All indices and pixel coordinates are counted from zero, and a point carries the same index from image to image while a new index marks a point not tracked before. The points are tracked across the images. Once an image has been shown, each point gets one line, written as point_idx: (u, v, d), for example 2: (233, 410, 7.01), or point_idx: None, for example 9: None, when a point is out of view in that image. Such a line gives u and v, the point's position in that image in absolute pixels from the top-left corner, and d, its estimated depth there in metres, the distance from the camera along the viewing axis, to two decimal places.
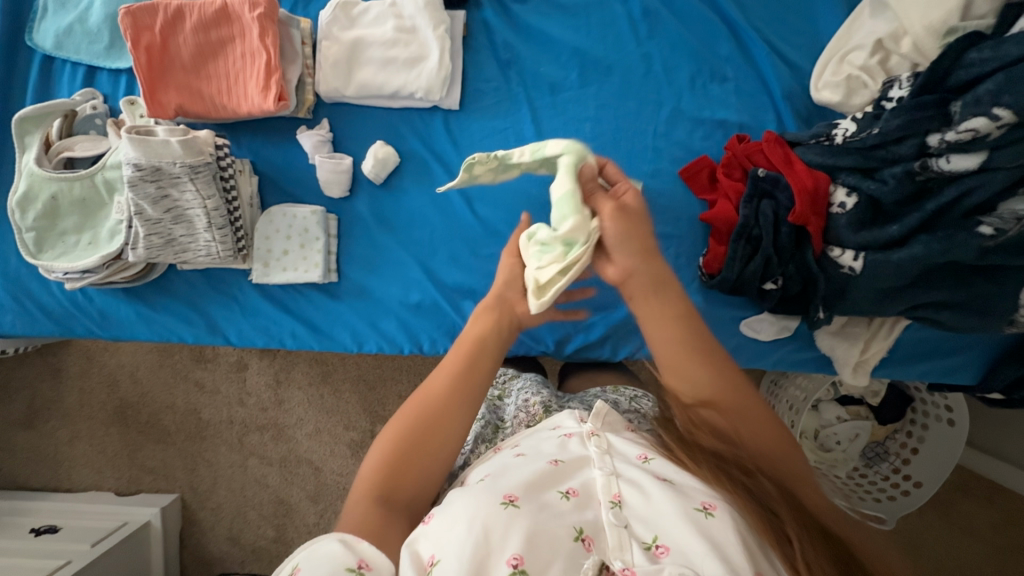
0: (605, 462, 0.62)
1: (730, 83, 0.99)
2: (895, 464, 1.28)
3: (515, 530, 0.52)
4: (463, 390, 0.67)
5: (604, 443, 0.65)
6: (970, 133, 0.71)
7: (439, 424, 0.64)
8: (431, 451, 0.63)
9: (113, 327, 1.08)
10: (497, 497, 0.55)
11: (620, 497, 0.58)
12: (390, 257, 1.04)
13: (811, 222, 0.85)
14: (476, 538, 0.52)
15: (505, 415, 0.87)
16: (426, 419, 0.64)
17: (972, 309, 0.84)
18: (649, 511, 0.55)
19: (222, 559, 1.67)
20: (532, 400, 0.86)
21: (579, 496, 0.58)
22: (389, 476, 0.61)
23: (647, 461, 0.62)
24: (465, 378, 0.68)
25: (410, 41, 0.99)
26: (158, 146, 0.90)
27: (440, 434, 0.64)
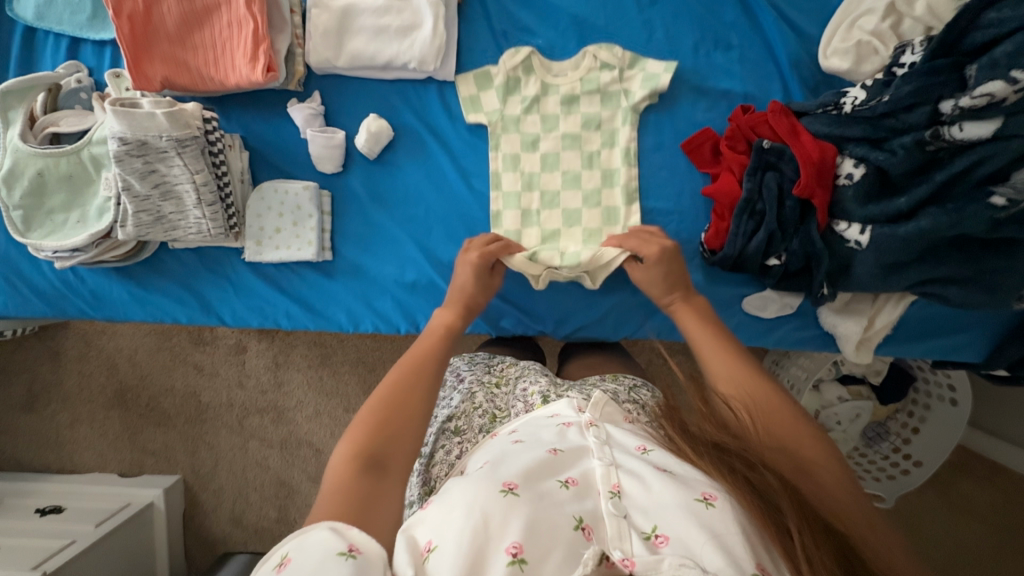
0: (604, 452, 0.61)
1: (735, 51, 0.96)
2: (896, 443, 1.28)
3: (515, 518, 0.51)
4: (426, 364, 0.73)
5: (603, 433, 0.65)
6: (985, 98, 0.68)
7: (411, 390, 0.69)
8: (407, 415, 0.67)
9: (106, 308, 1.07)
10: (496, 485, 0.54)
11: (619, 487, 0.57)
12: (385, 235, 1.02)
13: (817, 195, 0.83)
14: (474, 524, 0.51)
15: (505, 403, 0.86)
16: (398, 390, 0.69)
17: (979, 285, 0.81)
18: (649, 502, 0.54)
19: (224, 539, 1.69)
20: (530, 389, 0.85)
21: (578, 485, 0.57)
22: (373, 440, 0.63)
23: (646, 453, 0.61)
24: (426, 351, 0.76)
25: (403, 8, 0.95)
26: (143, 118, 0.85)
27: (419, 391, 0.70)
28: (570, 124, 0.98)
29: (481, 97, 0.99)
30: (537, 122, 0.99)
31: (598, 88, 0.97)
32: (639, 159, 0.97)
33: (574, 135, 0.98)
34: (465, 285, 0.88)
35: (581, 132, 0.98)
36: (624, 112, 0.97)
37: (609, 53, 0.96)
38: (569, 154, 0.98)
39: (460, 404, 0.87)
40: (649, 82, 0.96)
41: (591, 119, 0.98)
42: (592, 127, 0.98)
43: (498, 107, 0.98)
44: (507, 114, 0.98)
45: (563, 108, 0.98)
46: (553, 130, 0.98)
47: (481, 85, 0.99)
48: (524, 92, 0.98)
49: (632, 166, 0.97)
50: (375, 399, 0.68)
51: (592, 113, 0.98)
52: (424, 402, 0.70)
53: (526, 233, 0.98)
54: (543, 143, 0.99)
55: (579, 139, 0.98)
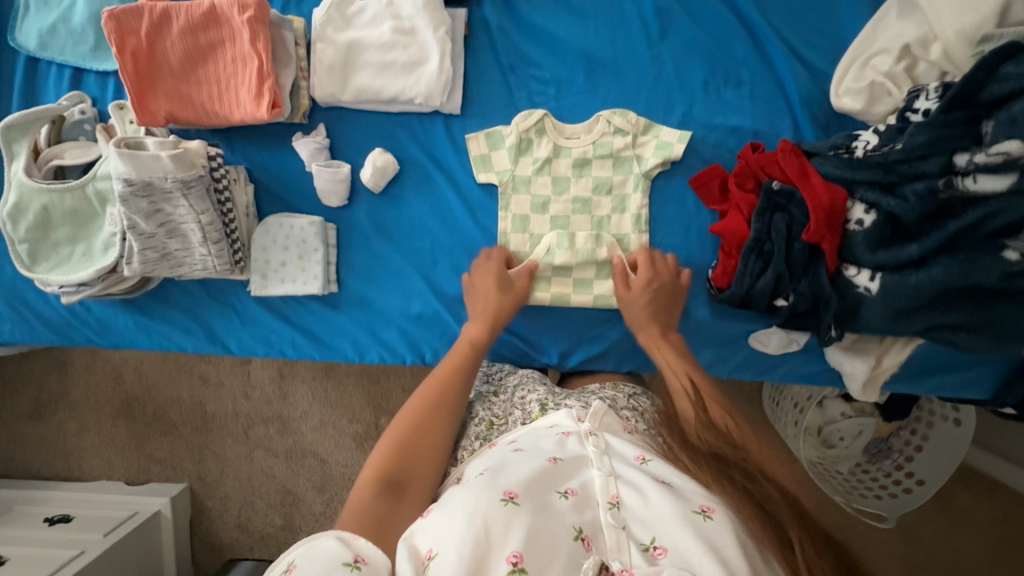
0: (603, 462, 0.62)
1: (745, 87, 0.94)
2: (899, 461, 1.27)
3: (518, 527, 0.52)
4: (443, 393, 0.79)
5: (602, 443, 0.66)
6: (1000, 155, 0.67)
7: (428, 419, 0.75)
8: (424, 442, 0.72)
9: (113, 336, 1.07)
10: (497, 493, 0.55)
11: (618, 498, 0.57)
12: (391, 268, 1.02)
13: (826, 240, 0.82)
14: (476, 533, 0.51)
15: (503, 410, 0.89)
16: (417, 421, 0.74)
17: (990, 332, 0.79)
18: (647, 514, 0.54)
19: (231, 546, 1.71)
20: (529, 397, 0.88)
21: (577, 495, 0.57)
22: (393, 464, 0.68)
23: (645, 463, 0.62)
24: (445, 377, 0.82)
25: (409, 43, 0.93)
26: (148, 160, 0.84)
27: (435, 415, 0.76)
28: (581, 186, 0.97)
29: (492, 155, 0.98)
30: (548, 184, 0.98)
31: (610, 153, 0.96)
32: (648, 196, 0.97)
33: (585, 198, 0.98)
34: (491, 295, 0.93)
35: (591, 196, 0.97)
36: (636, 177, 0.96)
37: (623, 119, 0.95)
38: (580, 212, 0.98)
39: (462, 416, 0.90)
40: (661, 149, 0.95)
41: (602, 181, 0.97)
42: (603, 190, 0.97)
43: (509, 169, 0.97)
44: (518, 176, 0.98)
45: (574, 170, 0.97)
46: (565, 193, 0.98)
47: (492, 144, 0.98)
48: (535, 154, 0.97)
49: (643, 233, 0.97)
50: (396, 427, 0.73)
51: (604, 177, 0.97)
52: (441, 431, 0.75)
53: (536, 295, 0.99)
54: (554, 206, 0.98)
55: (589, 204, 0.98)
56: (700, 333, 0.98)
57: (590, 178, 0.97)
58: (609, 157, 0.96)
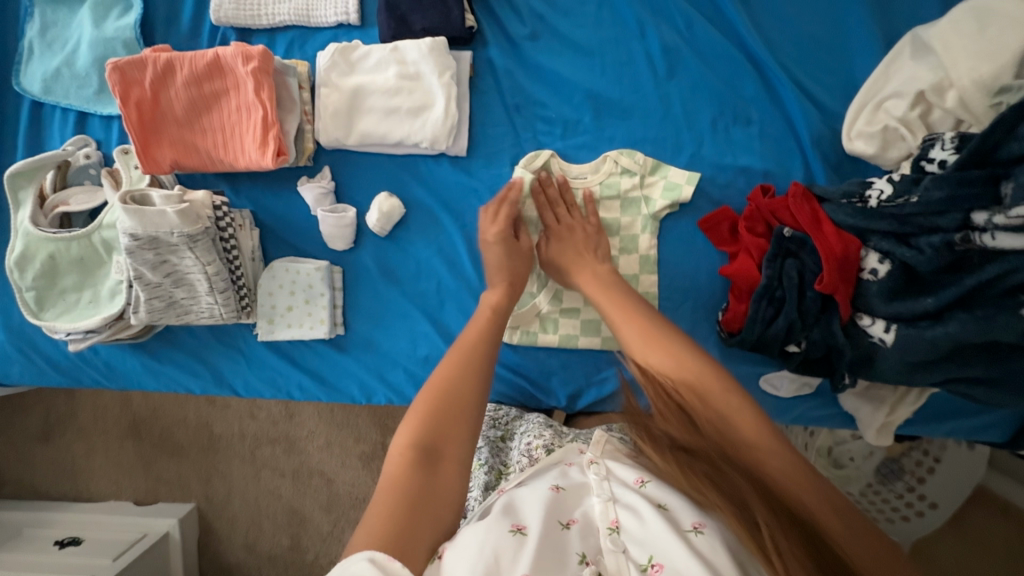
0: (602, 488, 0.60)
1: (755, 127, 0.92)
2: (911, 483, 1.24)
3: (524, 553, 0.52)
4: (481, 345, 0.69)
5: (604, 468, 0.63)
6: (1020, 219, 0.66)
7: (465, 372, 0.65)
8: (464, 398, 0.63)
9: (120, 378, 1.07)
10: (507, 524, 0.56)
11: (618, 523, 0.56)
12: (397, 310, 1.01)
13: (840, 291, 0.81)
14: (486, 561, 0.51)
15: (509, 458, 0.91)
16: (453, 376, 0.64)
17: (1007, 386, 0.78)
18: (645, 535, 0.53)
19: (239, 566, 1.72)
20: (534, 443, 0.88)
21: (579, 525, 0.56)
22: (428, 430, 0.60)
23: (643, 486, 0.59)
24: (483, 330, 0.71)
25: (413, 88, 0.92)
26: (154, 216, 0.84)
27: (475, 359, 0.67)
28: None
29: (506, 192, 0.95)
30: None
31: (618, 194, 0.95)
32: (658, 239, 0.95)
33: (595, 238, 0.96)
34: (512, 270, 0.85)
35: None
36: (645, 220, 0.94)
37: (631, 159, 0.93)
38: None
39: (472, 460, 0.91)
40: (672, 191, 0.93)
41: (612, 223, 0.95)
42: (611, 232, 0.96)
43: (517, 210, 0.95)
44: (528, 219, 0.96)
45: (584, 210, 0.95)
46: None
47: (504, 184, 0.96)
48: None
49: (652, 274, 0.95)
50: (434, 381, 0.64)
51: (612, 219, 0.95)
52: (481, 386, 0.65)
53: (543, 337, 0.99)
54: None
55: None
56: None
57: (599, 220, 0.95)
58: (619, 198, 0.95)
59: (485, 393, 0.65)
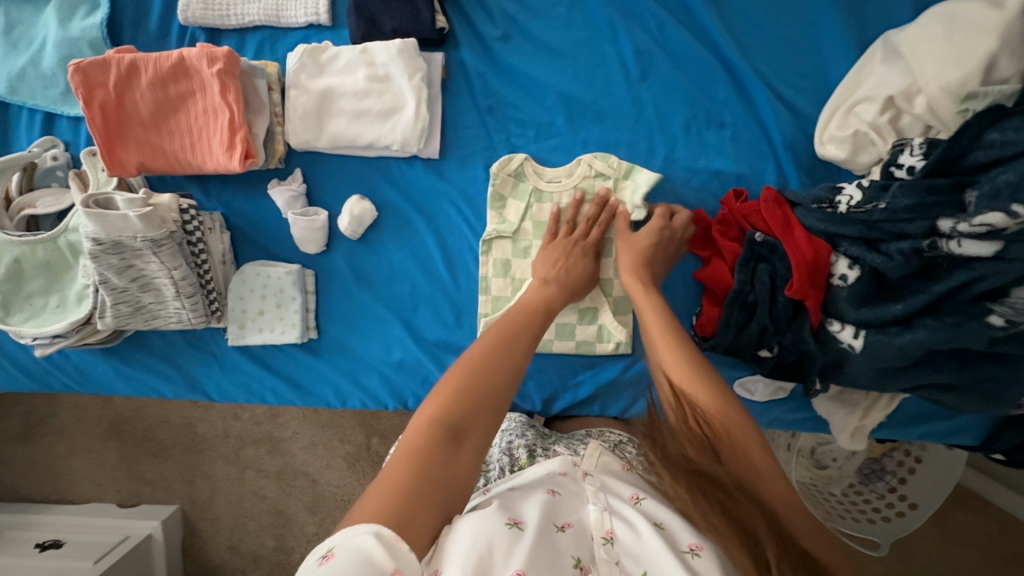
0: (599, 498, 0.62)
1: (728, 130, 0.92)
2: (892, 483, 1.22)
3: (519, 547, 0.52)
4: (518, 337, 0.69)
5: (598, 481, 0.66)
6: (984, 227, 0.64)
7: (497, 358, 0.65)
8: (495, 383, 0.63)
9: (92, 382, 1.06)
10: (503, 518, 0.56)
11: (612, 533, 0.57)
12: (370, 315, 1.00)
13: (809, 297, 0.80)
14: (480, 551, 0.51)
15: (488, 456, 0.90)
16: (488, 359, 0.65)
17: (976, 393, 0.78)
18: (640, 550, 0.54)
19: (224, 567, 1.71)
20: (516, 442, 0.88)
21: (574, 529, 0.58)
22: (455, 408, 0.60)
23: (639, 501, 0.61)
24: (519, 322, 0.72)
25: (383, 90, 0.91)
26: (116, 220, 0.83)
27: (512, 346, 0.67)
28: None
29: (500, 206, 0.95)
30: (531, 230, 0.95)
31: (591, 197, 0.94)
32: None
33: None
34: (571, 270, 0.85)
35: None
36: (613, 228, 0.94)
37: (604, 163, 0.93)
38: None
39: None
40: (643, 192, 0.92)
41: None
42: None
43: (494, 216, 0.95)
44: (507, 222, 0.94)
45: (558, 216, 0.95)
46: None
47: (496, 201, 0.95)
48: (517, 199, 0.95)
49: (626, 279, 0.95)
50: (468, 360, 0.64)
51: None
52: (512, 373, 0.65)
53: None
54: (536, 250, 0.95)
55: None
56: None
57: None
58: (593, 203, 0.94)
59: (514, 385, 0.65)
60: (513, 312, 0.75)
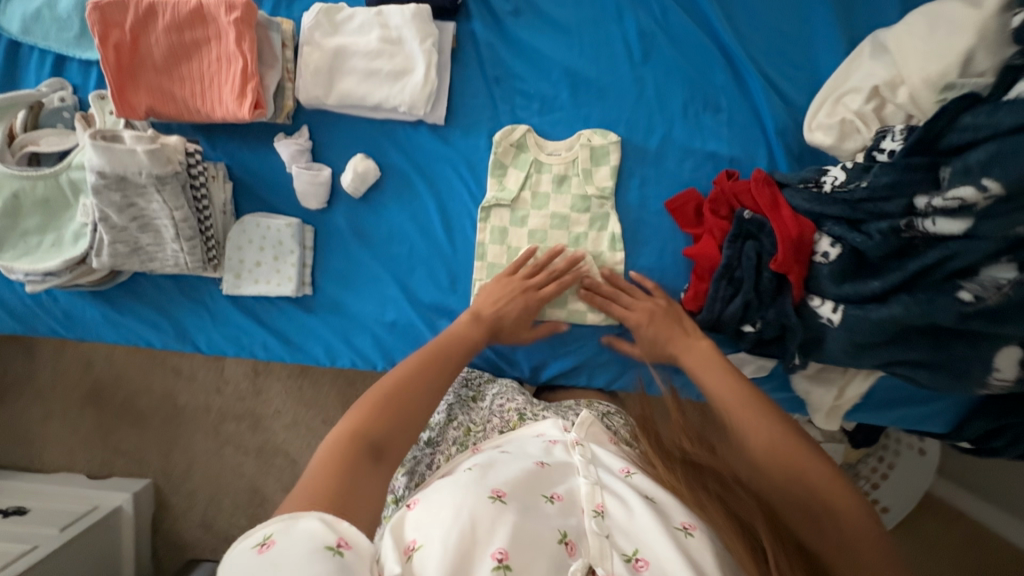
0: (590, 472, 0.64)
1: (723, 114, 0.96)
2: (865, 488, 1.24)
3: (502, 524, 0.53)
4: (437, 366, 0.78)
5: (588, 452, 0.67)
6: (956, 201, 0.69)
7: (416, 386, 0.73)
8: (410, 404, 0.71)
9: (79, 328, 1.05)
10: (486, 491, 0.57)
11: (603, 507, 0.59)
12: (367, 275, 1.02)
13: (793, 271, 0.84)
14: (462, 526, 0.53)
15: (480, 418, 0.89)
16: (407, 379, 0.73)
17: (946, 371, 0.82)
18: (631, 526, 0.56)
19: (194, 545, 1.67)
20: (507, 405, 0.89)
21: (562, 501, 0.60)
22: (374, 425, 0.66)
23: (630, 475, 0.63)
24: (440, 353, 0.80)
25: (395, 52, 0.94)
26: (123, 154, 0.84)
27: (431, 374, 0.76)
28: (560, 202, 0.98)
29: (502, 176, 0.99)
30: (529, 200, 0.98)
31: (589, 171, 0.97)
32: (619, 216, 0.98)
33: (562, 217, 0.98)
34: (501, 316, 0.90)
35: (569, 214, 0.98)
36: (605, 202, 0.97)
37: (602, 139, 0.97)
38: (556, 231, 0.98)
39: (438, 416, 0.90)
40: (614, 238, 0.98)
41: (580, 199, 0.98)
42: (581, 211, 0.98)
43: (495, 185, 0.99)
44: (508, 189, 0.98)
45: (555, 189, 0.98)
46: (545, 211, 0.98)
47: (498, 171, 0.99)
48: (516, 168, 0.98)
49: (618, 252, 0.98)
50: (385, 384, 0.72)
51: (582, 194, 0.98)
52: (427, 397, 0.73)
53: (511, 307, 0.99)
54: (532, 220, 0.98)
55: (566, 221, 0.98)
56: None
57: (569, 196, 0.98)
58: (590, 175, 0.97)
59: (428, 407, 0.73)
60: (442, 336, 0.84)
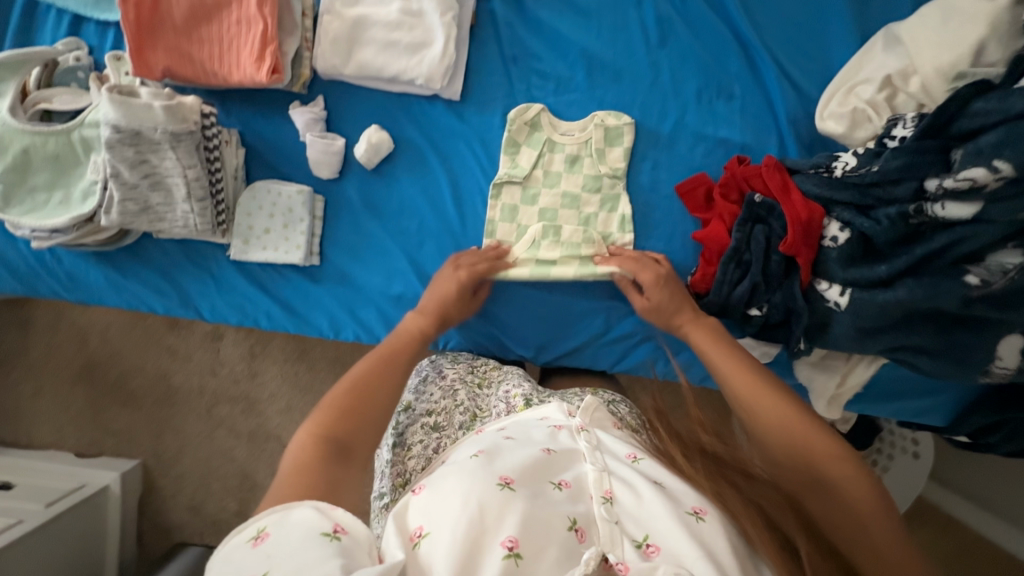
0: (596, 458, 0.62)
1: (736, 102, 0.97)
2: None
3: (511, 511, 0.52)
4: (397, 360, 0.78)
5: (594, 438, 0.65)
6: (967, 182, 0.70)
7: (380, 382, 0.73)
8: (374, 401, 0.71)
9: (81, 291, 1.05)
10: (494, 478, 0.56)
11: (611, 494, 0.57)
12: (376, 248, 1.02)
13: (802, 254, 0.85)
14: (472, 513, 0.52)
15: (486, 404, 0.87)
16: (368, 377, 0.73)
17: (950, 358, 0.83)
18: (641, 513, 0.55)
19: (181, 528, 1.65)
20: (513, 392, 0.85)
21: (571, 488, 0.58)
22: (339, 427, 0.66)
23: (636, 461, 0.61)
24: (401, 349, 0.80)
25: (415, 24, 0.95)
26: (140, 109, 0.84)
27: (391, 369, 0.76)
28: (572, 181, 0.99)
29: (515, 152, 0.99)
30: (540, 178, 0.99)
31: (602, 151, 0.98)
32: (630, 198, 0.99)
33: (574, 196, 0.99)
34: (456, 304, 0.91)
35: (581, 193, 0.99)
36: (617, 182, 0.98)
37: (616, 120, 0.97)
38: (567, 209, 0.99)
39: (442, 400, 0.87)
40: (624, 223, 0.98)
41: (592, 179, 0.99)
42: (593, 192, 0.99)
43: (508, 163, 0.99)
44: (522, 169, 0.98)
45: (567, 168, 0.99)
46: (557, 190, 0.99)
47: (512, 149, 0.99)
48: (530, 146, 0.99)
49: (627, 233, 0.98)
50: (346, 385, 0.71)
51: (594, 175, 0.98)
52: (390, 392, 0.73)
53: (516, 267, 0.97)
54: (542, 199, 0.99)
55: (577, 201, 0.99)
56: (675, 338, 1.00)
57: (581, 175, 0.99)
58: (602, 154, 0.98)
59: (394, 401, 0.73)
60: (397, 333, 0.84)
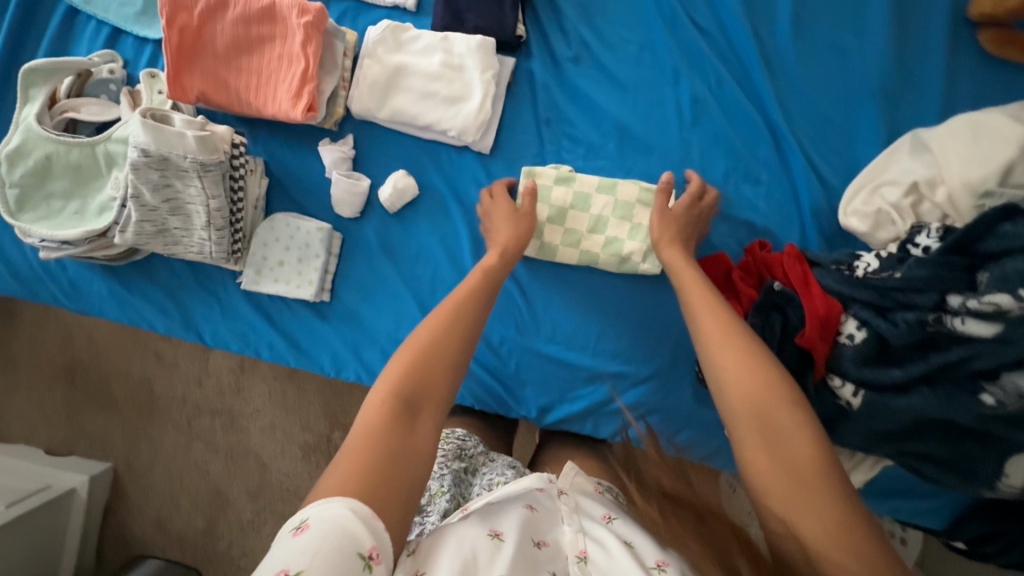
0: (571, 518, 0.61)
1: (762, 186, 0.98)
2: None
3: (499, 561, 0.54)
4: (461, 312, 0.72)
5: (573, 501, 0.64)
6: (991, 306, 0.71)
7: (449, 342, 0.68)
8: (442, 357, 0.66)
9: (83, 301, 1.02)
10: (485, 529, 0.58)
11: (586, 553, 0.56)
12: (388, 291, 1.00)
13: (817, 348, 0.83)
14: (465, 558, 0.54)
15: (468, 491, 0.77)
16: (436, 331, 0.68)
17: (953, 468, 0.83)
18: (610, 568, 0.54)
19: (144, 541, 1.59)
20: (497, 479, 0.77)
21: (551, 547, 0.58)
22: (408, 383, 0.62)
23: (610, 521, 0.61)
24: (463, 303, 0.74)
25: (454, 78, 0.96)
26: (172, 135, 0.83)
27: (459, 322, 0.71)
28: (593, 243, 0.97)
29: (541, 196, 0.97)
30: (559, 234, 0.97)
31: (627, 215, 0.96)
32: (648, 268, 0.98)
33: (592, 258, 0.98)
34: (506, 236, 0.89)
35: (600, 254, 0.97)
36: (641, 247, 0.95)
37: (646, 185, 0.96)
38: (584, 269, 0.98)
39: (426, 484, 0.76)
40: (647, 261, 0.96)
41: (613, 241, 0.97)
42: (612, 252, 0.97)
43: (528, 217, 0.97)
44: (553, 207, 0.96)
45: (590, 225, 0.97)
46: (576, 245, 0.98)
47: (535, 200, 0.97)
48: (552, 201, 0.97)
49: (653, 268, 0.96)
50: (411, 344, 0.67)
51: (617, 237, 0.96)
52: (460, 349, 0.69)
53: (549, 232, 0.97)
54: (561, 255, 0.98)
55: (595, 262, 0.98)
56: (679, 414, 0.99)
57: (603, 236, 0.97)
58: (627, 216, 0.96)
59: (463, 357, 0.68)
60: (461, 288, 0.78)
